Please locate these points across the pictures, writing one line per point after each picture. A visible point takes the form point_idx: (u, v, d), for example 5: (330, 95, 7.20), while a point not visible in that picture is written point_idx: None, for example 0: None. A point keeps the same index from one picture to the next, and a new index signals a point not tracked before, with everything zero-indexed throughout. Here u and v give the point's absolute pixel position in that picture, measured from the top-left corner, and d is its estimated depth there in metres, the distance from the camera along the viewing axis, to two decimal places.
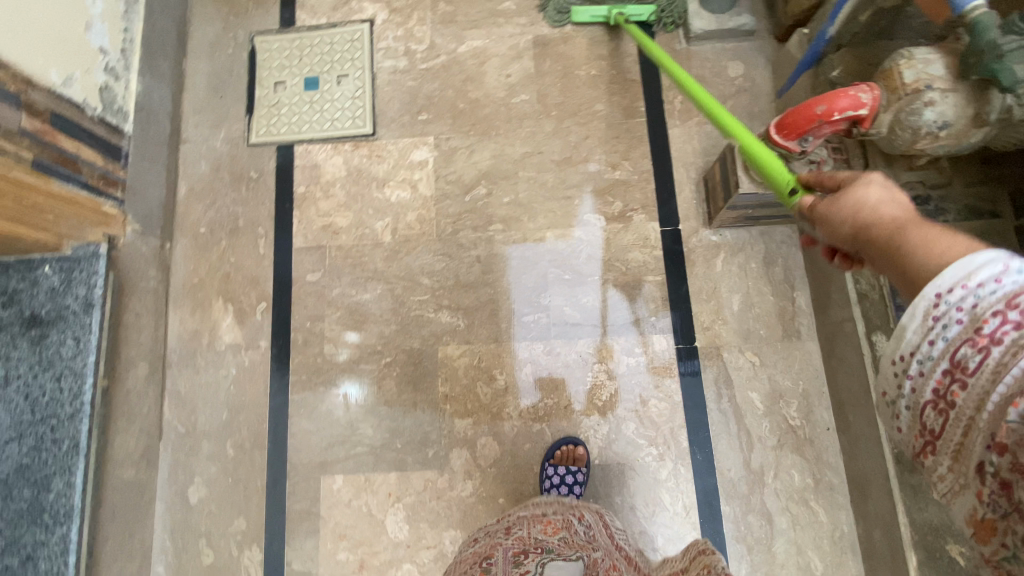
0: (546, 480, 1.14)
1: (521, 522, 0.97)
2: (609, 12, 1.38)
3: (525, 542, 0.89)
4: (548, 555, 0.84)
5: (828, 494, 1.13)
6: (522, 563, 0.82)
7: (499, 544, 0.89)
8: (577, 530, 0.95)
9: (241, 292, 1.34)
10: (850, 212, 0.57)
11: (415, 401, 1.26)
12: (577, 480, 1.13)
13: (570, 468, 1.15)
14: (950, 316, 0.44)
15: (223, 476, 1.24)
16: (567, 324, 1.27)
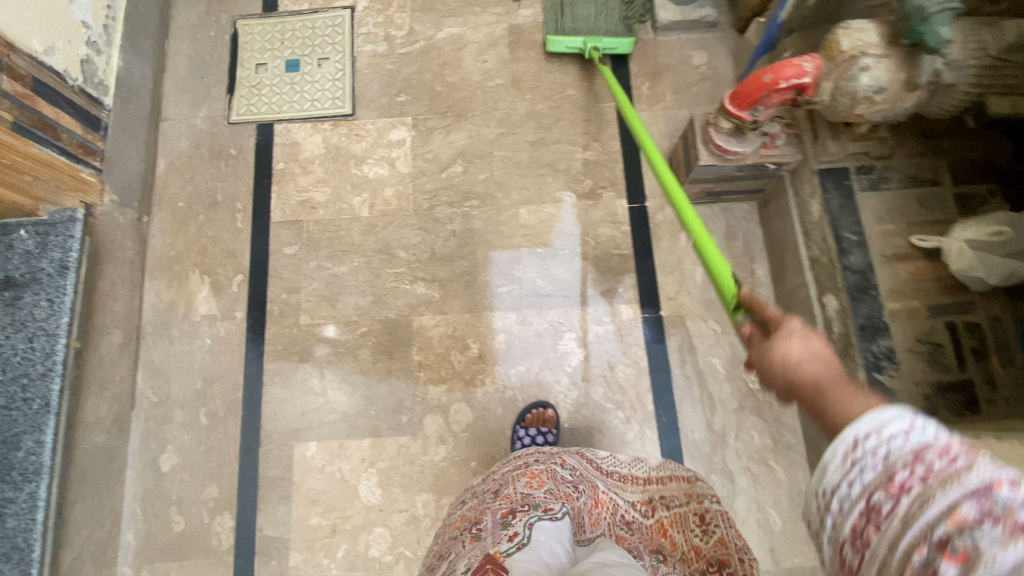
0: (517, 441, 1.18)
1: (506, 479, 0.80)
2: (585, 43, 1.39)
3: (514, 499, 0.72)
4: (536, 514, 0.69)
5: (786, 454, 1.18)
6: (511, 526, 0.67)
7: (488, 508, 0.74)
8: (563, 479, 0.79)
9: (218, 264, 1.36)
10: (781, 368, 0.53)
11: (390, 369, 1.28)
12: (546, 439, 1.17)
13: (540, 429, 1.19)
14: (865, 462, 0.40)
15: (197, 444, 1.25)
16: (539, 295, 1.31)
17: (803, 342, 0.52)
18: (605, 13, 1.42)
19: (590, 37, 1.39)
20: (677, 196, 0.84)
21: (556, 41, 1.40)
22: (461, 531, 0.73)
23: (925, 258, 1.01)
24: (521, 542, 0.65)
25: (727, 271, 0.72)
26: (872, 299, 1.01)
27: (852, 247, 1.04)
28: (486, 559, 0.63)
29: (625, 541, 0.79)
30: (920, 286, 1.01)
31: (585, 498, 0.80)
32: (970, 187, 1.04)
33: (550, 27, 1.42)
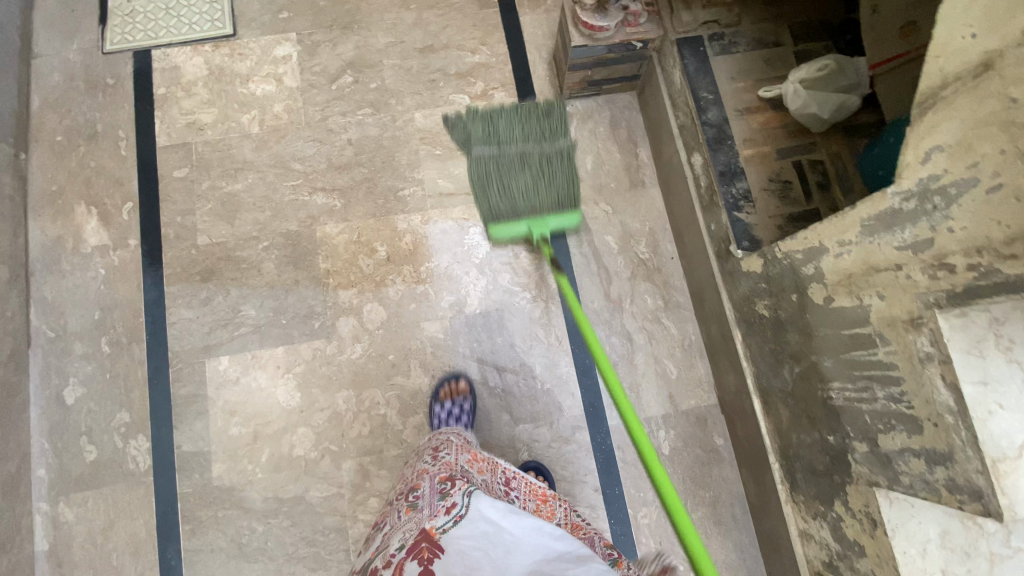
0: (435, 417, 1.17)
1: (450, 450, 0.95)
2: (531, 229, 1.22)
3: (451, 469, 0.86)
4: (473, 486, 0.78)
5: (676, 311, 1.30)
6: (448, 494, 0.77)
7: (427, 476, 0.86)
8: (499, 478, 0.92)
9: (106, 194, 1.31)
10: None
11: (297, 279, 1.28)
12: (463, 408, 1.18)
13: (457, 400, 1.18)
14: None
15: (102, 373, 1.22)
16: (441, 195, 1.35)
17: None
18: (542, 164, 1.25)
19: (534, 220, 1.23)
20: (635, 424, 0.78)
21: (499, 230, 1.23)
22: (398, 499, 0.85)
23: (771, 108, 1.14)
24: (458, 515, 0.73)
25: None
26: (728, 148, 1.12)
27: (709, 104, 1.14)
28: (421, 535, 0.70)
29: (579, 530, 0.83)
30: (768, 133, 1.13)
31: (524, 501, 0.88)
32: (808, 46, 1.18)
33: (487, 214, 1.24)
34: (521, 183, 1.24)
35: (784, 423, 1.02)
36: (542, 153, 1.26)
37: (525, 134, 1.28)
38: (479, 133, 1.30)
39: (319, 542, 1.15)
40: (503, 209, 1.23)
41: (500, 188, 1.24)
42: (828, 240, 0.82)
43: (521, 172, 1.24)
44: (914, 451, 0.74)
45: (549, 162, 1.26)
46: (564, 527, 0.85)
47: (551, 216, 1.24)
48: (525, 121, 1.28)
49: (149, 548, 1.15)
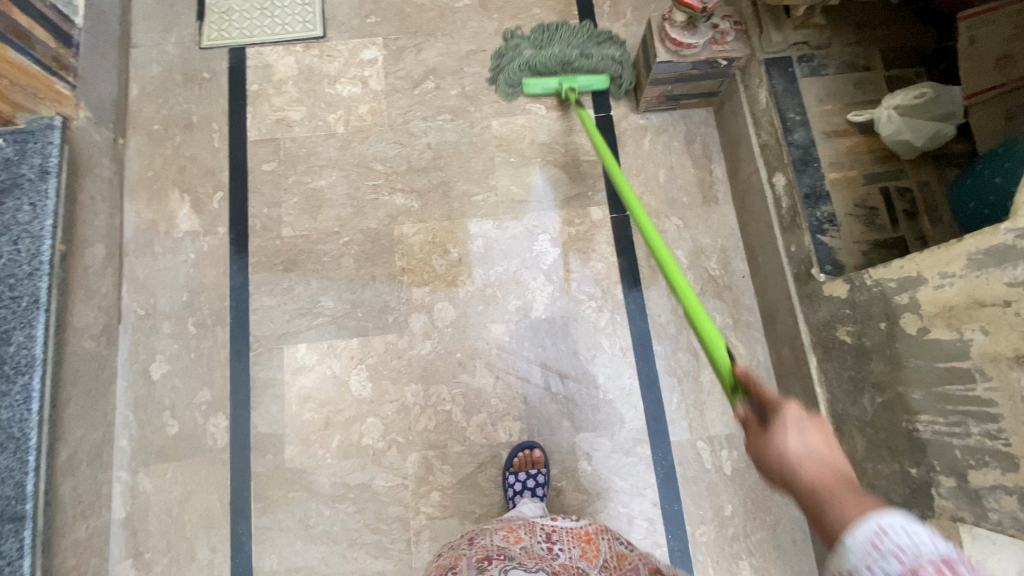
0: (509, 489, 1.18)
1: (482, 531, 0.92)
2: (561, 83, 1.38)
3: (492, 546, 0.86)
4: (510, 562, 0.81)
5: (745, 330, 1.29)
6: (486, 569, 0.79)
7: (463, 555, 0.84)
8: (541, 535, 0.93)
9: (198, 183, 1.38)
10: (779, 459, 0.55)
11: (373, 274, 1.33)
12: (538, 481, 1.17)
13: (530, 471, 1.18)
14: (891, 563, 0.41)
15: (186, 352, 1.28)
16: (514, 201, 1.37)
17: (802, 440, 0.54)
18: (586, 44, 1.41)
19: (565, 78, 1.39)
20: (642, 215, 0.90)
21: (532, 83, 1.39)
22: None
23: (860, 133, 1.13)
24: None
25: (722, 347, 0.69)
26: (814, 170, 1.12)
27: (796, 125, 1.15)
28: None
29: (624, 562, 0.90)
30: (855, 157, 1.13)
31: (569, 551, 0.91)
32: (900, 71, 1.17)
33: (527, 65, 1.40)
34: (567, 44, 1.41)
35: (860, 452, 1.01)
36: (591, 37, 1.41)
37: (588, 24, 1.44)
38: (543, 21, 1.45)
39: (383, 530, 1.19)
40: (541, 58, 1.38)
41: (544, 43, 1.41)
42: (928, 271, 0.81)
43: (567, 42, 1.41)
44: (1008, 490, 0.72)
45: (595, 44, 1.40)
46: (609, 560, 0.91)
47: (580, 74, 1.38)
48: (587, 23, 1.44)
49: (221, 523, 1.20)
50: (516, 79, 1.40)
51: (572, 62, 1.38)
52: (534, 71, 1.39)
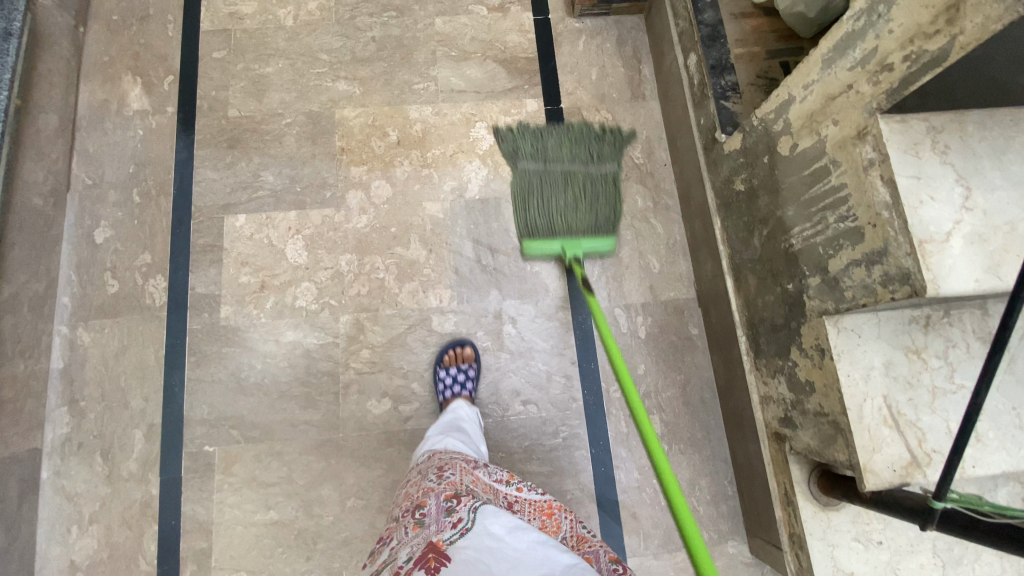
0: (440, 383, 1.21)
1: (451, 462, 0.94)
2: (564, 249, 1.26)
3: (457, 487, 0.86)
4: (478, 501, 0.83)
5: (665, 212, 1.37)
6: (455, 511, 0.80)
7: (431, 491, 0.85)
8: (502, 501, 0.90)
9: (151, 68, 1.44)
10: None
11: (313, 154, 1.38)
12: (469, 376, 1.21)
13: (461, 366, 1.22)
14: None
15: (130, 220, 1.33)
16: (453, 91, 1.44)
17: None
18: (586, 212, 1.28)
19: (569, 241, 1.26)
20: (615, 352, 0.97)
21: (534, 249, 1.27)
22: (403, 514, 0.83)
23: (764, 15, 1.23)
24: (464, 528, 0.77)
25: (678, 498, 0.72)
26: (720, 45, 1.20)
27: (707, 7, 1.24)
28: (429, 546, 0.74)
29: (584, 544, 0.84)
30: (759, 36, 1.21)
31: (529, 520, 0.89)
32: None
33: (526, 229, 1.29)
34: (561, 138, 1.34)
35: (752, 293, 1.08)
36: (586, 171, 1.32)
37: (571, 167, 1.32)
38: (526, 148, 1.35)
39: (312, 383, 1.24)
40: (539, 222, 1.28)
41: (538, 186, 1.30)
42: (795, 89, 0.89)
43: (560, 190, 1.29)
44: (857, 262, 0.79)
45: (593, 186, 1.31)
46: (569, 539, 0.87)
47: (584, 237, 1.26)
48: (573, 145, 1.34)
49: (156, 375, 1.24)
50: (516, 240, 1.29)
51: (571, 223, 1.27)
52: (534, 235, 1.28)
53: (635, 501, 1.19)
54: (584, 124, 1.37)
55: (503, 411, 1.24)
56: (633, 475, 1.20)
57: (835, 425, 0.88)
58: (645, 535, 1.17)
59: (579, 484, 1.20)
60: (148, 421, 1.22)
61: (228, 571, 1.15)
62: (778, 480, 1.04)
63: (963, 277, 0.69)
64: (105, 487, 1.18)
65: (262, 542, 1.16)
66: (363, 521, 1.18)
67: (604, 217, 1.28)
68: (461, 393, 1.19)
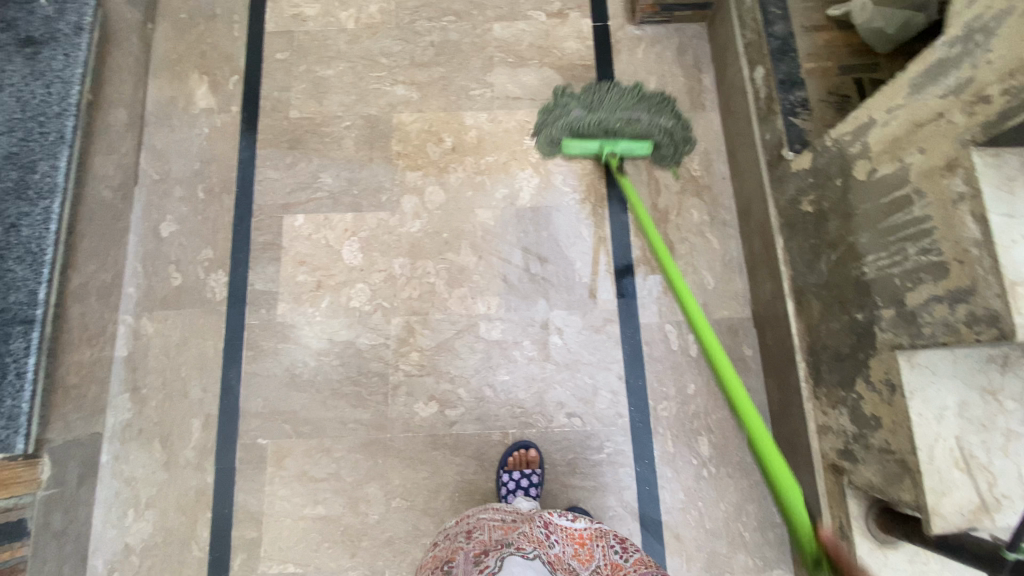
0: (503, 487, 1.17)
1: (480, 524, 0.97)
2: (602, 146, 1.28)
3: (485, 544, 0.90)
4: (508, 550, 0.84)
5: (721, 228, 1.34)
6: (483, 561, 0.85)
7: (459, 548, 0.91)
8: (539, 525, 0.92)
9: (217, 67, 1.49)
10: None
11: (371, 157, 1.39)
12: (532, 481, 1.17)
13: (524, 470, 1.18)
14: None
15: (194, 215, 1.38)
16: (509, 98, 1.44)
17: None
18: (641, 126, 1.29)
19: (607, 142, 1.28)
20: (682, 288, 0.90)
21: (572, 146, 1.29)
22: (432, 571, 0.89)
23: (839, 29, 1.19)
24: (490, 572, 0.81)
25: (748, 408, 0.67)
26: (791, 59, 1.17)
27: (778, 19, 1.20)
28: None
29: (617, 572, 0.87)
30: (833, 51, 1.18)
31: (564, 546, 0.90)
32: None
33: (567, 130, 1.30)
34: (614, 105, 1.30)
35: (815, 318, 1.05)
36: (643, 120, 1.30)
37: (633, 94, 1.33)
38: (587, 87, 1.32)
39: (362, 383, 1.27)
40: (585, 120, 1.29)
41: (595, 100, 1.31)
42: (878, 112, 0.86)
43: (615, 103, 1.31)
44: (938, 298, 0.76)
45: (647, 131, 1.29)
46: (603, 567, 0.89)
47: (623, 139, 1.28)
48: (632, 99, 1.31)
49: (214, 366, 1.29)
50: (555, 139, 1.33)
51: (616, 127, 1.29)
52: (576, 134, 1.30)
53: (680, 523, 1.17)
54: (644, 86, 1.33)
55: (548, 422, 1.24)
56: (678, 496, 1.18)
57: (901, 464, 0.84)
58: (687, 557, 1.15)
59: (622, 501, 1.19)
60: (205, 411, 1.26)
61: (276, 563, 1.18)
62: (833, 513, 1.01)
63: None
64: (162, 473, 1.23)
65: (309, 536, 1.19)
66: (407, 522, 1.20)
67: (658, 133, 1.29)
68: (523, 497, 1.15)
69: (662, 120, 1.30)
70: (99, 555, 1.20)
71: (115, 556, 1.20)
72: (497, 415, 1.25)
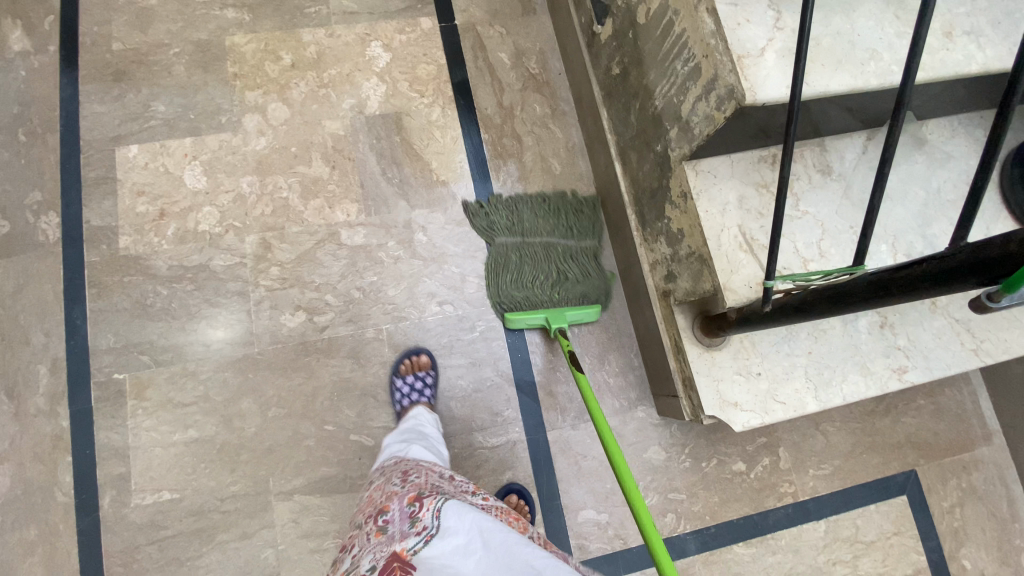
0: (397, 392, 1.19)
1: (418, 470, 0.95)
2: (548, 319, 1.22)
3: (420, 489, 0.86)
4: (444, 499, 0.81)
5: (562, 118, 1.43)
6: (418, 515, 0.79)
7: (394, 498, 0.86)
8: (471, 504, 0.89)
9: (23, 5, 1.37)
10: None
11: (206, 81, 1.35)
12: (426, 383, 1.20)
13: (418, 373, 1.21)
14: None
15: (15, 159, 1.28)
16: (345, 13, 1.44)
17: None
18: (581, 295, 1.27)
19: (553, 313, 1.22)
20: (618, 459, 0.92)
21: (515, 320, 1.23)
22: (366, 521, 0.86)
23: None
24: (429, 533, 0.76)
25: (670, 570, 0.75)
26: None
27: None
28: (392, 555, 0.74)
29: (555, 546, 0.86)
30: None
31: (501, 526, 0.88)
32: None
33: (507, 305, 1.26)
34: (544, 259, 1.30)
35: (635, 168, 1.15)
36: (573, 271, 1.30)
37: (552, 226, 1.34)
38: (504, 222, 1.33)
39: (222, 303, 1.24)
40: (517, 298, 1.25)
41: (517, 276, 1.28)
42: None
43: (540, 270, 1.29)
44: (698, 96, 0.87)
45: (580, 285, 1.28)
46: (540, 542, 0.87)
47: (568, 308, 1.24)
48: (558, 248, 1.32)
49: (57, 309, 1.21)
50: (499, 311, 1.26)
51: (552, 297, 1.26)
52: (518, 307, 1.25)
53: (551, 381, 1.26)
54: (560, 195, 1.37)
55: (419, 312, 1.28)
56: (547, 358, 1.27)
57: (700, 259, 0.95)
58: (561, 410, 1.24)
59: (498, 371, 1.26)
60: (52, 355, 1.18)
61: (150, 493, 1.14)
62: (670, 334, 1.12)
63: (776, 84, 0.78)
64: (10, 426, 1.15)
65: (183, 460, 1.16)
66: (286, 429, 1.20)
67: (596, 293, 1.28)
68: (420, 400, 1.18)
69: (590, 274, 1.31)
70: None
71: None
72: (368, 313, 1.27)
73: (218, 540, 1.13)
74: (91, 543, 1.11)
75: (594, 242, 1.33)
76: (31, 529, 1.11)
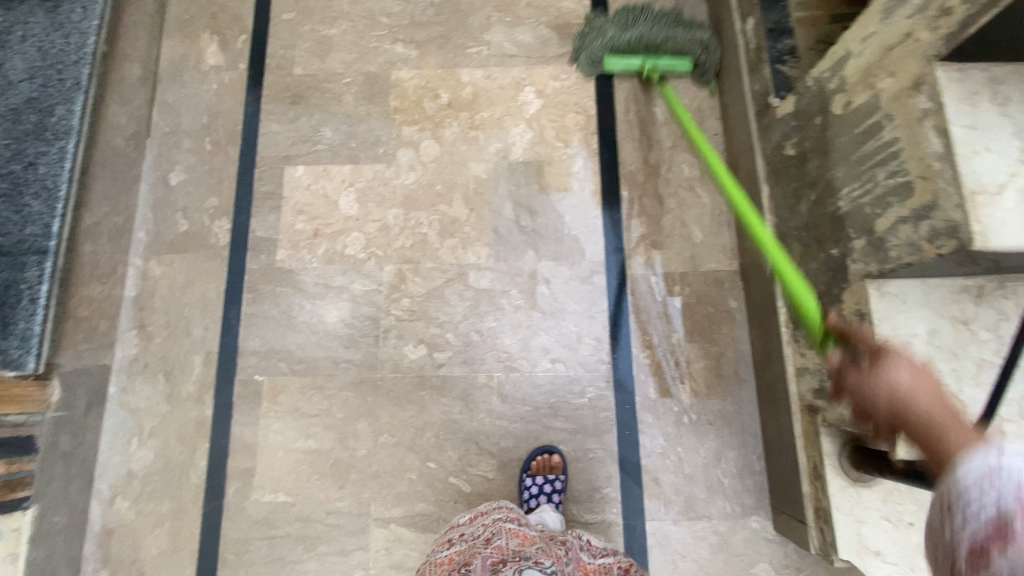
0: (525, 491, 1.16)
1: (496, 529, 1.01)
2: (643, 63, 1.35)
3: (502, 551, 0.93)
4: (525, 562, 0.90)
5: (711, 183, 1.34)
6: (501, 569, 0.88)
7: (476, 552, 0.94)
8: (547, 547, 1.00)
9: (228, 27, 1.53)
10: (889, 393, 0.64)
11: (369, 112, 1.44)
12: (554, 488, 1.16)
13: (548, 476, 1.17)
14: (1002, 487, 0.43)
15: (201, 166, 1.44)
16: (504, 56, 1.46)
17: (915, 377, 0.62)
18: (679, 43, 1.35)
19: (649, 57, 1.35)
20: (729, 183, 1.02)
21: (614, 62, 1.37)
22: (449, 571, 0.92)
23: None
24: None
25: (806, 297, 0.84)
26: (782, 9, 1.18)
27: None
28: None
29: None
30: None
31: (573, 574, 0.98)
32: None
33: (607, 47, 1.37)
34: (651, 26, 1.36)
35: (796, 261, 1.05)
36: (680, 35, 1.35)
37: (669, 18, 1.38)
38: (617, 18, 1.38)
39: (355, 326, 1.32)
40: (621, 38, 1.36)
41: (629, 23, 1.37)
42: (853, 44, 0.86)
43: (654, 24, 1.36)
44: (904, 218, 0.77)
45: (685, 40, 1.35)
46: None
47: (665, 55, 1.35)
48: (669, 21, 1.36)
49: (216, 308, 1.35)
50: (596, 57, 1.38)
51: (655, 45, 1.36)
52: (617, 52, 1.37)
53: (659, 467, 1.19)
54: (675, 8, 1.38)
55: (531, 365, 1.27)
56: (658, 441, 1.20)
57: None
58: (665, 500, 1.18)
59: (603, 445, 1.22)
60: (207, 348, 1.32)
61: (268, 492, 1.24)
62: (809, 454, 1.02)
63: (1015, 232, 0.65)
64: (164, 405, 1.30)
65: (300, 468, 1.25)
66: (393, 458, 1.24)
67: (698, 48, 1.34)
68: (547, 505, 1.15)
69: (699, 34, 1.35)
70: (103, 481, 1.27)
71: (119, 481, 1.26)
72: (483, 359, 1.28)
73: (318, 550, 1.21)
74: (212, 526, 1.24)
75: (707, 33, 1.35)
76: (166, 502, 1.25)
